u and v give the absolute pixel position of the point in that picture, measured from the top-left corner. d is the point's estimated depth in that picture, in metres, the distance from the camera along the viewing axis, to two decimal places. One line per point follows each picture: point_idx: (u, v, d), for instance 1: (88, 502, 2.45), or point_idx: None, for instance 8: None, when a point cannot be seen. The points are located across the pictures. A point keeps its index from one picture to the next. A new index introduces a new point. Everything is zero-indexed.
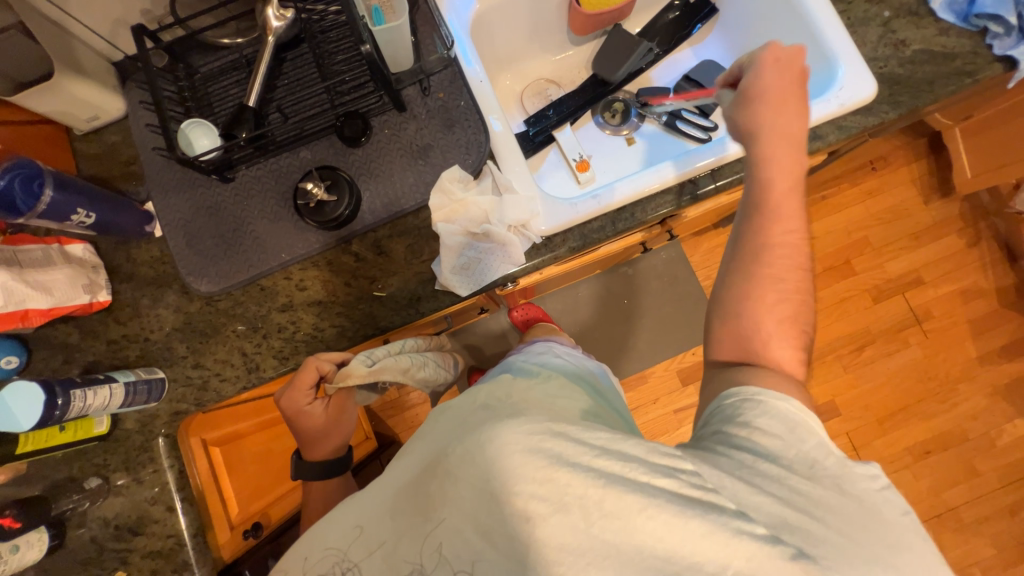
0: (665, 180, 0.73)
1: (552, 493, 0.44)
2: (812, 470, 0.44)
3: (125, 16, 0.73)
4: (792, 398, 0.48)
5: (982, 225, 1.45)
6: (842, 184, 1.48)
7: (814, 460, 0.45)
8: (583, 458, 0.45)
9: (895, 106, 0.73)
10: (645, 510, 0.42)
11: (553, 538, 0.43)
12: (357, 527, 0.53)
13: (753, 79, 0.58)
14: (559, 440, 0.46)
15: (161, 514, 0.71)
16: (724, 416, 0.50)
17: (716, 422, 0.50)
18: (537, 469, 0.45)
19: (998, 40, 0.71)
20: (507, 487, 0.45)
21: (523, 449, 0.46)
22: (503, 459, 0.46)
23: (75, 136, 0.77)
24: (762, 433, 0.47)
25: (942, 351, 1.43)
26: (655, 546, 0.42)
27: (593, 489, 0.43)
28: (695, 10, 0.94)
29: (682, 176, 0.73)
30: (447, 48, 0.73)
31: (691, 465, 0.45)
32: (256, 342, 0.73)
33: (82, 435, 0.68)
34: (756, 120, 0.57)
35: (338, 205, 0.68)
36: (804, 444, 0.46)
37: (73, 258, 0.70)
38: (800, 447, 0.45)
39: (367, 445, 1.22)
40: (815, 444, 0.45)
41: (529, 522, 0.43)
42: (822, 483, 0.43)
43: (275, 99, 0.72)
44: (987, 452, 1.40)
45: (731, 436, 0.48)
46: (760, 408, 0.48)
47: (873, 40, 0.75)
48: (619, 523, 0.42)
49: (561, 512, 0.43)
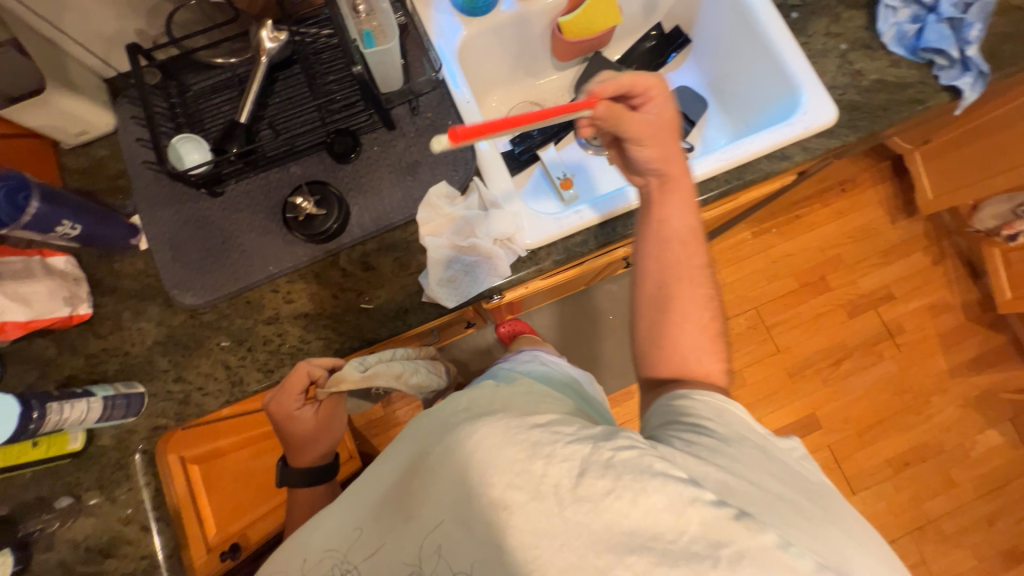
0: (595, 216, 0.75)
1: (529, 481, 0.45)
2: (742, 443, 0.51)
3: (119, 36, 0.75)
4: (718, 392, 0.56)
5: (946, 243, 1.53)
6: (814, 203, 1.55)
7: (743, 433, 0.52)
8: (557, 448, 0.46)
9: (855, 130, 0.78)
10: (614, 492, 0.43)
11: (529, 525, 0.43)
12: (356, 528, 0.55)
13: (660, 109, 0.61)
14: (535, 432, 0.48)
15: (135, 534, 0.69)
16: (669, 412, 0.56)
17: (666, 413, 0.56)
18: (514, 459, 0.46)
19: (944, 72, 0.78)
20: (485, 479, 0.46)
21: (501, 442, 0.47)
22: (484, 454, 0.47)
23: (62, 150, 0.77)
24: (703, 418, 0.53)
25: (915, 364, 1.49)
26: (623, 522, 0.42)
27: (568, 477, 0.44)
28: (670, 40, 1.00)
29: (602, 218, 0.76)
30: (435, 70, 0.76)
31: (643, 443, 0.47)
32: (240, 355, 0.73)
33: (56, 452, 0.66)
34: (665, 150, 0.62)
35: (327, 219, 0.70)
36: (735, 422, 0.53)
37: (54, 270, 0.69)
38: (730, 427, 0.53)
39: (352, 464, 1.20)
40: (741, 421, 0.53)
41: (506, 510, 0.44)
42: (750, 453, 0.51)
43: (267, 116, 0.74)
44: (962, 463, 1.44)
45: (683, 424, 0.53)
46: (695, 400, 0.55)
47: (833, 70, 0.81)
48: (590, 506, 0.43)
49: (537, 499, 0.44)
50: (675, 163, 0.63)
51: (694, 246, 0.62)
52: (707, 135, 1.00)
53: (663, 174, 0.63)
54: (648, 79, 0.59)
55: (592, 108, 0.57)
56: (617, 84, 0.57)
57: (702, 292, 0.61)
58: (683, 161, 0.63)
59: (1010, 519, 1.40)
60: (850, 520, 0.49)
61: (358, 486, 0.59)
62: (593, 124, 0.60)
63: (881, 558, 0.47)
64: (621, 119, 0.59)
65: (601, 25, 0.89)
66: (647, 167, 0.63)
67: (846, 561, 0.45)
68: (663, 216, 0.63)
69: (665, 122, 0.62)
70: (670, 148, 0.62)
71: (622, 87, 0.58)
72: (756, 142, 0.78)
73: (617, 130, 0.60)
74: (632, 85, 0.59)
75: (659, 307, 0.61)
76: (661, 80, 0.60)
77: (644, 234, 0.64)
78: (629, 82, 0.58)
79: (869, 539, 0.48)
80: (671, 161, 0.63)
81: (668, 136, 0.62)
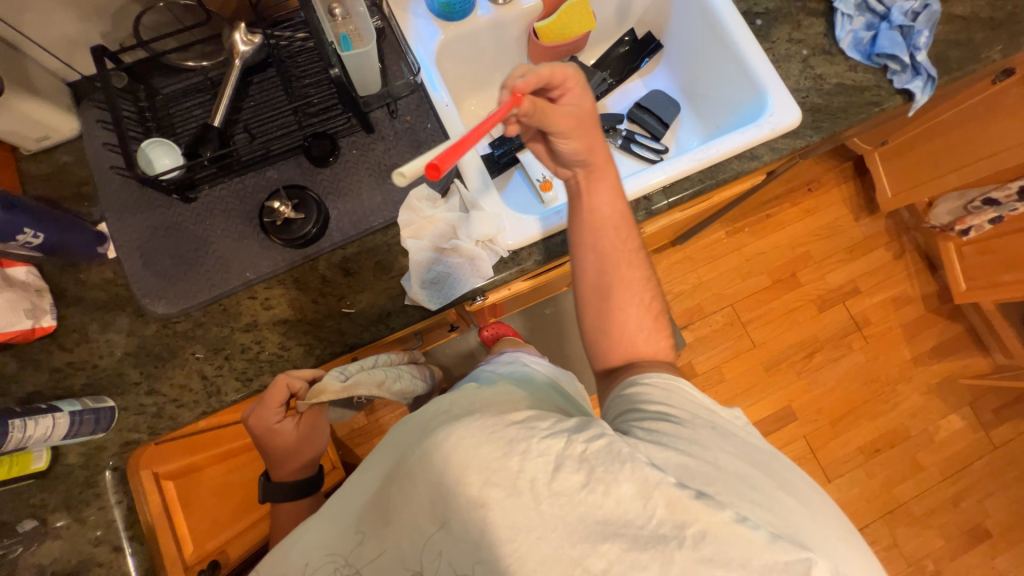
0: (540, 232, 0.76)
1: (505, 478, 0.46)
2: (696, 421, 0.56)
3: (83, 38, 0.73)
4: (662, 372, 0.63)
5: (905, 238, 1.61)
6: (783, 203, 1.61)
7: (694, 411, 0.58)
8: (533, 444, 0.48)
9: (818, 130, 0.82)
10: (588, 484, 0.46)
11: (506, 520, 0.45)
12: (357, 532, 0.54)
13: (577, 102, 0.63)
14: (511, 429, 0.49)
15: (106, 555, 0.66)
16: (627, 400, 0.61)
17: (628, 402, 0.61)
18: (491, 458, 0.47)
19: (897, 76, 0.83)
20: (462, 478, 0.47)
21: (479, 442, 0.48)
22: (462, 454, 0.47)
23: (22, 156, 0.74)
24: (652, 400, 0.59)
25: (882, 355, 1.56)
26: (597, 512, 0.45)
27: (544, 472, 0.46)
28: (643, 45, 1.03)
29: (545, 233, 0.76)
30: (413, 74, 0.76)
31: (611, 431, 0.50)
32: (217, 364, 0.71)
33: (17, 472, 0.63)
34: (586, 141, 0.64)
35: (305, 223, 0.69)
36: (681, 396, 0.59)
37: (14, 281, 0.66)
38: (684, 406, 0.58)
39: (336, 474, 1.17)
40: (694, 401, 0.59)
41: (484, 507, 0.46)
42: (705, 429, 0.55)
43: (242, 120, 0.73)
44: (928, 447, 1.51)
45: (644, 411, 0.58)
46: (649, 385, 0.61)
47: (796, 74, 0.85)
48: (565, 499, 0.45)
49: (514, 494, 0.46)
50: (597, 153, 0.66)
51: (626, 231, 0.69)
52: (681, 137, 1.03)
53: (589, 165, 0.67)
54: (564, 70, 0.60)
55: (519, 105, 0.55)
56: (536, 76, 0.57)
57: (638, 273, 0.69)
58: (605, 150, 0.67)
59: (973, 499, 1.48)
60: (801, 487, 0.53)
61: (345, 490, 0.59)
62: (520, 120, 0.59)
63: (831, 519, 0.52)
64: (547, 112, 0.60)
65: (576, 30, 0.91)
66: (573, 160, 0.66)
67: (800, 528, 0.48)
68: (593, 207, 0.68)
69: (585, 113, 0.64)
70: (591, 138, 0.65)
71: (542, 79, 0.58)
72: (726, 143, 0.80)
73: (543, 123, 0.60)
74: (551, 76, 0.59)
75: (603, 295, 0.68)
76: (576, 71, 0.62)
77: (578, 227, 0.69)
78: (548, 74, 0.58)
79: (820, 503, 0.52)
80: (594, 150, 0.66)
81: (590, 125, 0.65)
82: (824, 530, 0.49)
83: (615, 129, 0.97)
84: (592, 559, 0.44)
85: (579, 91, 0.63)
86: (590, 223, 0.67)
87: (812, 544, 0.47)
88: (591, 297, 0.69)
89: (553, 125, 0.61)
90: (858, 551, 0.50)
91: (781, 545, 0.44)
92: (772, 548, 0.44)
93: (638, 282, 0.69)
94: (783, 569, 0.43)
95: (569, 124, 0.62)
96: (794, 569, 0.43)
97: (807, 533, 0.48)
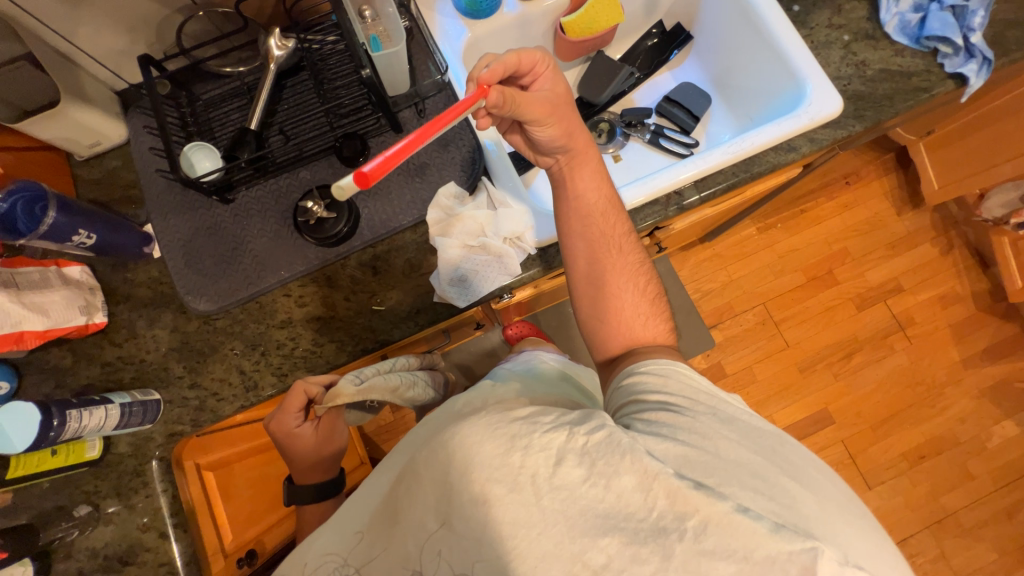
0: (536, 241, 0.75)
1: (507, 475, 0.46)
2: (697, 408, 0.55)
3: (130, 48, 0.76)
4: (662, 358, 0.62)
5: (953, 234, 1.52)
6: (819, 197, 1.54)
7: (693, 397, 0.56)
8: (534, 439, 0.47)
9: (860, 119, 0.78)
10: (590, 479, 0.46)
11: (507, 516, 0.45)
12: (357, 532, 0.56)
13: (547, 86, 0.65)
14: (514, 424, 0.49)
15: (153, 541, 0.69)
16: (627, 391, 0.60)
17: (629, 393, 0.60)
18: (493, 455, 0.47)
19: (948, 59, 0.78)
20: (466, 475, 0.47)
21: (483, 439, 0.48)
22: (466, 452, 0.47)
23: (75, 162, 0.78)
24: (652, 388, 0.58)
25: (927, 356, 1.47)
26: (598, 506, 0.45)
27: (545, 466, 0.46)
28: (672, 37, 1.01)
29: (537, 244, 0.75)
30: (441, 73, 0.77)
31: (612, 423, 0.50)
32: (254, 360, 0.73)
33: (74, 460, 0.67)
34: (564, 125, 0.66)
35: (337, 222, 0.70)
36: (680, 380, 0.58)
37: (70, 280, 0.70)
38: (684, 394, 0.57)
39: (363, 470, 1.19)
40: (694, 388, 0.58)
41: (486, 504, 0.46)
42: (707, 416, 0.54)
43: (276, 123, 0.75)
44: (978, 455, 1.42)
45: (646, 401, 0.57)
46: (648, 375, 0.60)
47: (837, 61, 0.81)
48: (565, 493, 0.45)
49: (515, 490, 0.45)
50: (575, 137, 0.68)
51: (613, 214, 0.70)
52: (711, 130, 1.00)
53: (569, 151, 0.68)
54: (533, 56, 0.62)
55: (486, 95, 0.55)
56: (505, 64, 0.59)
57: (630, 256, 0.70)
58: (584, 133, 0.69)
59: None
60: (811, 472, 0.50)
61: (361, 491, 0.59)
62: (490, 112, 0.59)
63: (845, 504, 0.49)
64: (519, 100, 0.59)
65: (603, 23, 0.89)
66: (554, 146, 0.67)
67: (806, 517, 0.46)
68: (577, 193, 0.70)
69: (558, 97, 0.65)
70: (568, 121, 0.67)
71: (510, 67, 0.60)
72: (762, 135, 0.78)
73: (516, 110, 0.60)
74: (520, 63, 0.61)
75: (594, 282, 0.69)
76: (546, 56, 0.64)
77: (565, 216, 0.70)
78: (516, 61, 0.60)
79: (832, 489, 0.50)
80: (573, 135, 0.67)
81: (565, 110, 0.66)
82: (835, 519, 0.47)
83: (643, 125, 0.97)
84: (592, 553, 0.43)
85: (548, 75, 0.65)
86: (576, 209, 0.69)
87: (820, 532, 0.45)
88: (583, 286, 0.70)
89: (526, 112, 0.61)
90: (871, 538, 0.47)
91: (785, 534, 0.42)
92: (777, 537, 0.42)
93: (630, 265, 0.69)
94: (788, 559, 0.41)
95: (543, 110, 0.63)
96: (800, 559, 0.41)
97: (814, 521, 0.45)
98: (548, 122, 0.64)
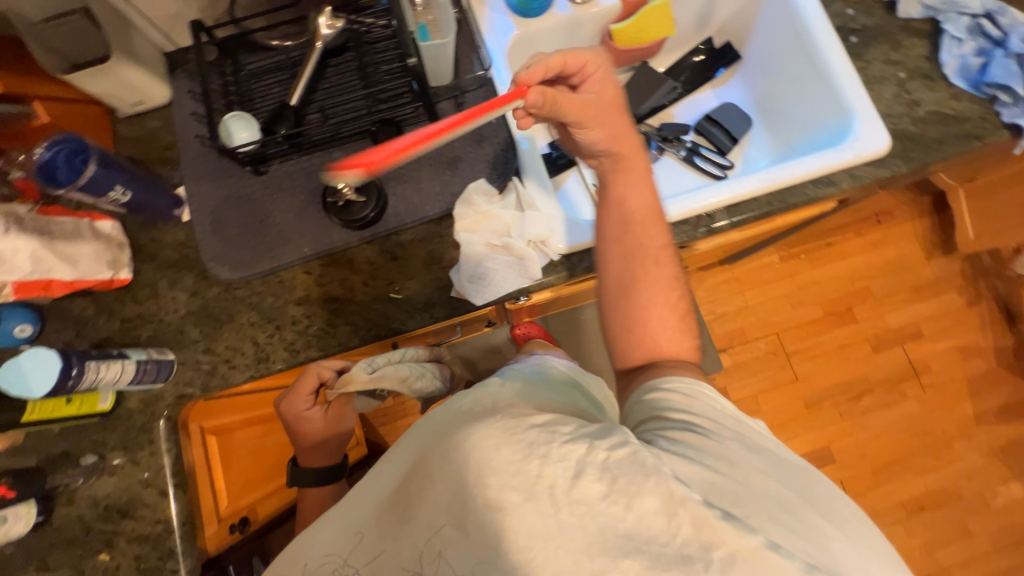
0: (558, 246, 0.74)
1: (524, 482, 0.46)
2: (722, 432, 0.54)
3: (182, 11, 0.77)
4: (687, 376, 0.61)
5: (982, 285, 1.48)
6: (848, 232, 1.51)
7: (717, 419, 0.55)
8: (553, 449, 0.47)
9: (907, 161, 0.76)
10: (610, 496, 0.45)
11: (524, 525, 0.45)
12: (357, 533, 0.56)
13: (593, 88, 0.64)
14: (532, 432, 0.48)
15: (153, 498, 0.71)
16: (647, 407, 0.59)
17: (649, 409, 0.59)
18: (509, 461, 0.47)
19: (1006, 108, 0.75)
20: (481, 478, 0.47)
21: (498, 444, 0.48)
22: (482, 456, 0.48)
23: (117, 118, 0.79)
24: (676, 407, 0.57)
25: (940, 407, 1.44)
26: (618, 525, 0.44)
27: (564, 478, 0.46)
28: (721, 55, 0.99)
29: (559, 250, 0.74)
30: (483, 68, 0.76)
31: (635, 440, 0.49)
32: (268, 332, 0.74)
33: (86, 410, 0.68)
34: (609, 127, 0.65)
35: (365, 206, 0.71)
36: (704, 401, 0.57)
37: (101, 234, 0.71)
38: (708, 414, 0.56)
39: (359, 450, 1.21)
40: (718, 410, 0.57)
41: (501, 512, 0.46)
42: (732, 441, 0.53)
43: (317, 100, 0.75)
44: (980, 512, 1.39)
45: (669, 419, 0.56)
46: (671, 393, 0.59)
47: (889, 98, 0.79)
48: (585, 508, 0.45)
49: (533, 500, 0.45)
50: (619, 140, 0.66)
51: (650, 225, 0.68)
52: (749, 153, 0.98)
53: (612, 154, 0.67)
54: (581, 56, 0.62)
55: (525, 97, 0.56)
56: (546, 66, 0.59)
57: (666, 269, 0.68)
58: (631, 139, 0.68)
59: None
60: (837, 508, 0.50)
61: (365, 484, 0.58)
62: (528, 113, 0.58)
63: (869, 541, 0.49)
64: (564, 100, 0.59)
65: (652, 34, 0.89)
66: (597, 148, 0.66)
67: (832, 554, 0.46)
68: (615, 201, 0.68)
69: (603, 97, 0.64)
70: (614, 122, 0.65)
71: (554, 68, 0.60)
72: (802, 165, 0.76)
73: (556, 111, 0.59)
74: (565, 65, 0.61)
75: (625, 291, 0.67)
76: (595, 57, 0.63)
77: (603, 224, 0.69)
78: (562, 62, 0.61)
79: (856, 524, 0.50)
80: (617, 138, 0.66)
81: (612, 112, 0.65)
82: (860, 556, 0.47)
83: (679, 140, 0.96)
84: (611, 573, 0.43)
85: (597, 77, 0.64)
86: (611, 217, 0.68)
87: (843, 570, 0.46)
88: (612, 293, 0.68)
89: (569, 114, 0.61)
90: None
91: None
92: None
93: (665, 275, 0.67)
94: None
95: (587, 112, 0.62)
96: None
97: (839, 559, 0.46)
98: (591, 124, 0.63)
